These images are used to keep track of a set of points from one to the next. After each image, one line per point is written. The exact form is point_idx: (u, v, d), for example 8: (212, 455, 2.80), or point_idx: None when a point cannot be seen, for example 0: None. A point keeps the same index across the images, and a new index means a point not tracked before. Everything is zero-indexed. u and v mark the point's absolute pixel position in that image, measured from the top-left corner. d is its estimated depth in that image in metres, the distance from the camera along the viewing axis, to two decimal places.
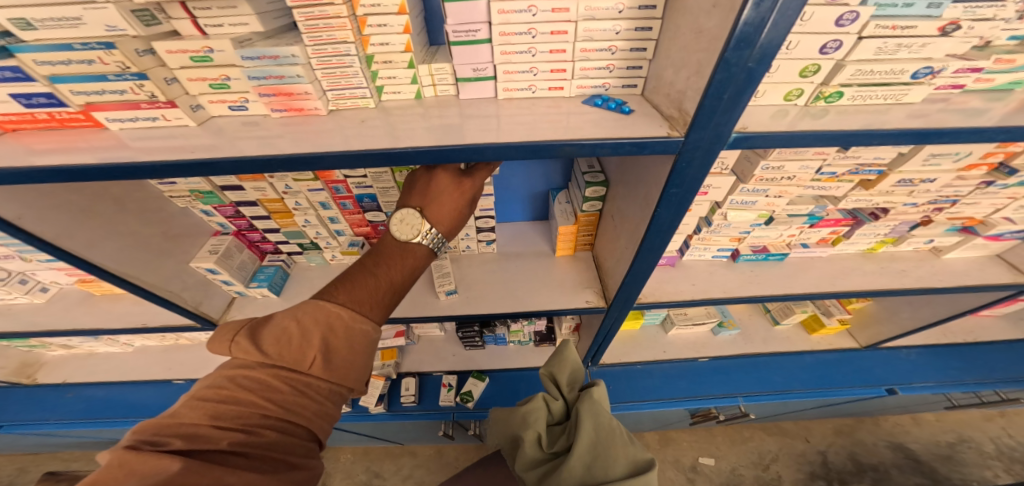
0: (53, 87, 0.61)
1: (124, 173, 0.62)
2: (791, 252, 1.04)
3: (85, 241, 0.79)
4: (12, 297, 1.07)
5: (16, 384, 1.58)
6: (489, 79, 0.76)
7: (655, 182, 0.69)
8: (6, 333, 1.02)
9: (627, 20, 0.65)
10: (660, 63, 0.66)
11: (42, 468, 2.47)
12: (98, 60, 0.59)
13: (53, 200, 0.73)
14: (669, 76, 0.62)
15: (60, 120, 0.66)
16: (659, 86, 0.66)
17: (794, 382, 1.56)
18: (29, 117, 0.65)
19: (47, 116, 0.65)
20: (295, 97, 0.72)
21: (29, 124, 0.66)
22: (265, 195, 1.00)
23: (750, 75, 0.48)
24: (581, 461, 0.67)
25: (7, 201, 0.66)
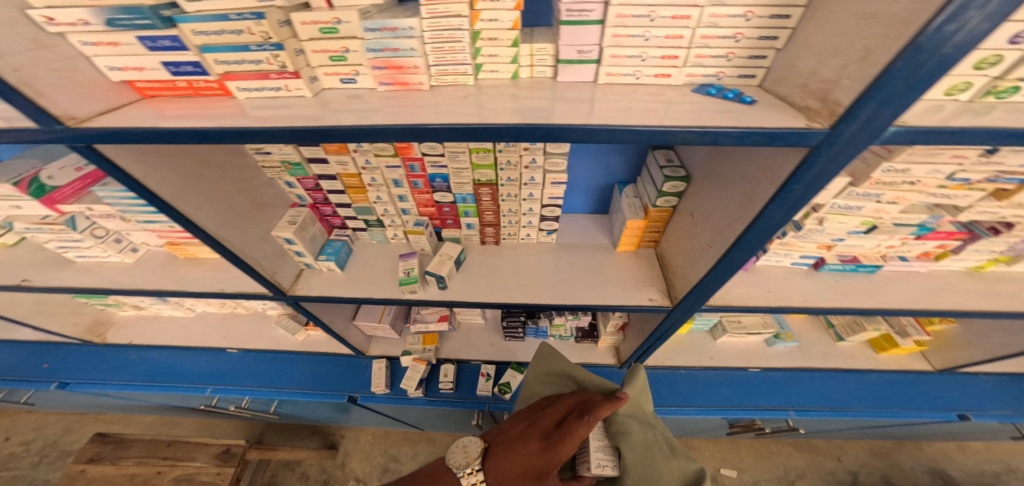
0: (202, 56, 0.64)
1: (245, 138, 0.64)
2: (886, 265, 0.97)
3: (193, 203, 0.81)
4: (106, 255, 1.11)
5: (88, 341, 1.67)
6: (592, 63, 0.73)
7: (770, 178, 0.63)
8: (95, 288, 1.07)
9: (761, 8, 0.58)
10: (798, 49, 0.57)
11: (87, 428, 2.62)
12: (246, 31, 0.61)
13: (167, 162, 0.76)
14: (809, 65, 0.55)
15: (196, 88, 0.68)
16: (794, 76, 0.59)
17: (851, 400, 1.49)
18: (170, 84, 0.67)
19: (186, 84, 0.67)
20: (403, 71, 0.75)
21: (168, 91, 0.68)
22: (345, 169, 1.04)
23: (942, 63, 0.40)
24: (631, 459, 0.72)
25: (134, 160, 0.68)
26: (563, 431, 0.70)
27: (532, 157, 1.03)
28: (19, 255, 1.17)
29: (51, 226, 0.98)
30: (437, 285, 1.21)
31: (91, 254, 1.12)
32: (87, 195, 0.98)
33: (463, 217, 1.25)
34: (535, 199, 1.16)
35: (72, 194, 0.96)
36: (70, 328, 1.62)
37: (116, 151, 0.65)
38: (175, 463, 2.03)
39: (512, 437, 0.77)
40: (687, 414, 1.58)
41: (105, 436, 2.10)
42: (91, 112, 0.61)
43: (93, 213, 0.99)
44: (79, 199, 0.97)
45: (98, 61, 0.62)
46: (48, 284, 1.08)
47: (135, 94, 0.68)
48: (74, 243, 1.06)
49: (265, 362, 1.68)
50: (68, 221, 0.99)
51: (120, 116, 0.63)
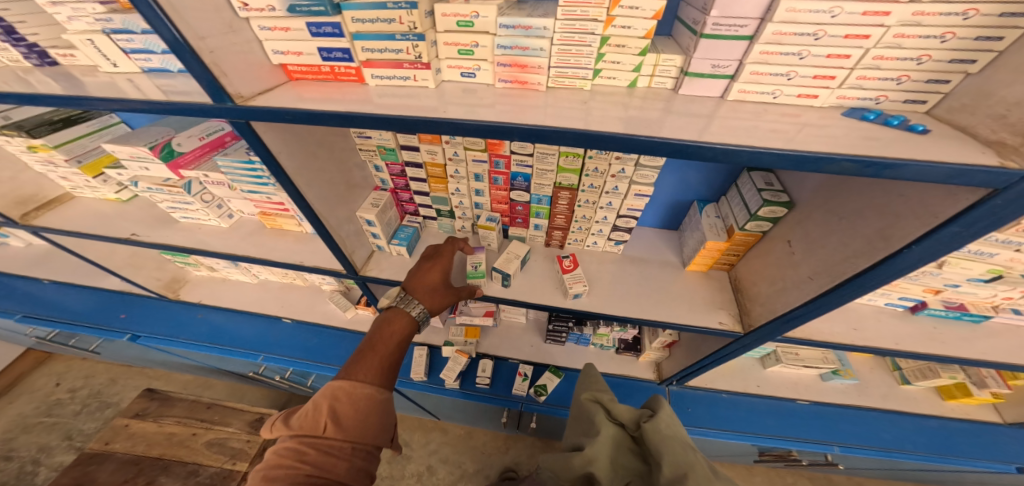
0: (353, 44, 0.70)
1: (389, 124, 0.69)
2: (994, 316, 0.92)
3: (304, 180, 0.88)
4: (207, 219, 1.22)
5: (161, 296, 1.76)
6: (725, 78, 0.70)
7: (922, 217, 0.60)
8: (192, 248, 1.16)
9: (967, 29, 0.54)
10: (1003, 74, 0.54)
11: (129, 382, 2.75)
12: (397, 19, 0.66)
13: (291, 136, 0.82)
14: (1016, 95, 0.53)
15: (336, 74, 0.76)
16: (986, 106, 0.56)
17: (905, 443, 1.43)
18: (316, 69, 0.75)
19: (330, 69, 0.75)
20: (526, 70, 0.76)
21: (311, 75, 0.76)
22: (433, 159, 1.05)
23: None
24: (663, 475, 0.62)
25: (272, 138, 0.76)
26: (438, 252, 1.12)
27: (621, 166, 1.01)
28: (130, 210, 1.34)
29: (171, 188, 1.09)
30: (501, 282, 1.21)
31: (194, 217, 1.22)
32: (204, 162, 1.09)
33: (534, 218, 1.24)
34: (612, 208, 1.14)
35: (193, 160, 1.07)
36: (153, 282, 1.70)
37: (263, 129, 0.74)
38: (210, 426, 2.10)
39: (414, 272, 1.09)
40: (726, 437, 1.54)
41: (153, 393, 2.22)
42: (253, 91, 0.70)
43: (208, 179, 1.11)
44: (198, 165, 1.08)
45: (268, 44, 0.71)
46: (152, 240, 1.20)
47: (283, 77, 0.76)
48: (184, 205, 1.16)
49: (313, 335, 1.74)
50: (185, 185, 1.08)
51: (274, 96, 0.71)
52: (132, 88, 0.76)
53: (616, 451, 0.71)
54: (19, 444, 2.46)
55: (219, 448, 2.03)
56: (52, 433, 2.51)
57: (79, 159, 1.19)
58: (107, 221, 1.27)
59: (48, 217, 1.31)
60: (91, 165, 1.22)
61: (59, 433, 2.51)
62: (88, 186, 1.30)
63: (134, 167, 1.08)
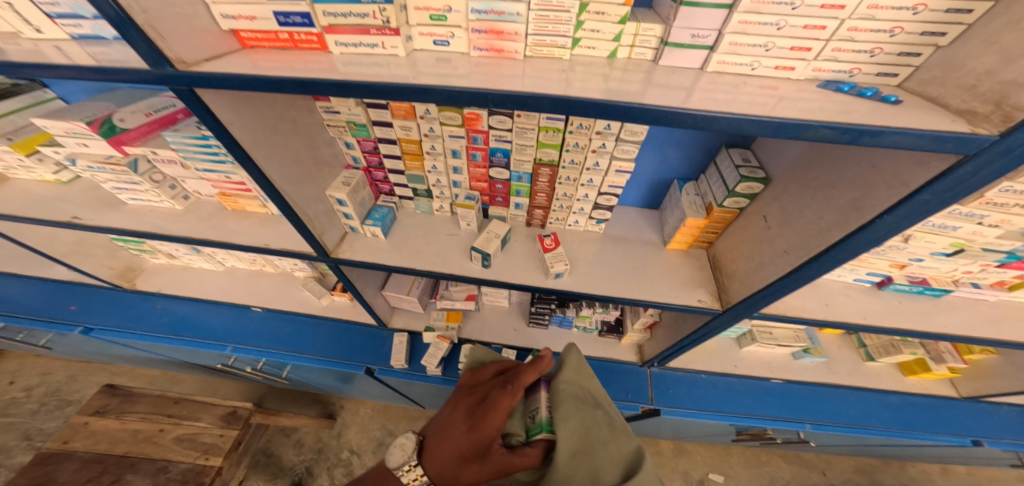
0: (313, 7, 0.65)
1: (355, 92, 0.64)
2: (955, 290, 0.96)
3: (264, 154, 0.82)
4: (159, 200, 1.13)
5: (118, 286, 1.66)
6: (704, 49, 0.68)
7: (893, 186, 0.60)
8: (147, 231, 1.08)
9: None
10: (975, 45, 0.55)
11: (91, 378, 2.60)
12: None
13: (247, 104, 0.76)
14: (986, 65, 0.53)
15: (296, 41, 0.70)
16: (956, 77, 0.56)
17: (870, 418, 1.50)
18: (273, 35, 0.69)
19: (287, 36, 0.69)
20: (502, 37, 0.72)
21: (268, 43, 0.71)
22: (408, 135, 1.01)
23: None
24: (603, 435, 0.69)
25: (223, 106, 0.70)
26: (487, 404, 0.76)
27: (602, 141, 0.99)
28: (73, 191, 1.23)
29: (113, 167, 0.99)
30: (481, 263, 1.18)
31: (145, 199, 1.13)
32: (151, 139, 1.01)
33: (514, 197, 1.22)
34: (593, 186, 1.13)
35: (138, 137, 0.99)
36: (103, 271, 1.61)
37: (211, 96, 0.67)
38: (179, 421, 2.01)
39: (445, 422, 0.83)
40: (705, 418, 1.58)
41: (116, 388, 2.10)
42: (199, 58, 0.64)
43: (157, 157, 1.02)
44: (144, 142, 1.00)
45: (216, 8, 0.65)
46: (100, 224, 1.11)
47: (236, 44, 0.71)
48: (130, 185, 1.07)
49: (286, 324, 1.67)
50: (130, 163, 1.00)
51: (224, 62, 0.65)
52: (60, 54, 0.68)
53: (587, 430, 0.69)
54: None
55: (190, 443, 1.95)
56: (6, 435, 2.36)
57: (9, 137, 1.07)
58: (47, 204, 1.16)
59: None
60: (24, 142, 1.08)
61: (15, 434, 2.37)
62: (22, 167, 1.17)
63: (71, 144, 0.99)
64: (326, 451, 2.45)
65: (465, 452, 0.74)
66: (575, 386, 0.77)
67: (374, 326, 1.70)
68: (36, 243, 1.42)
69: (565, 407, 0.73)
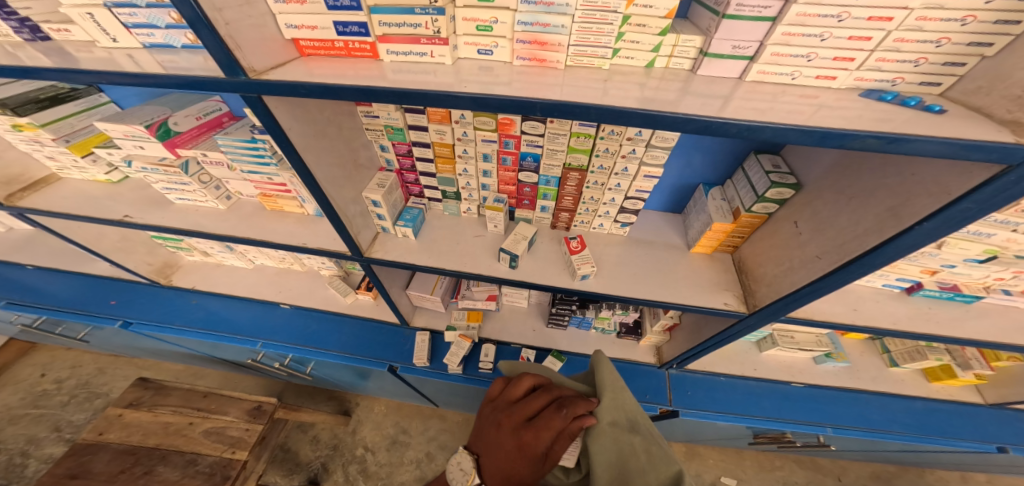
0: (370, 17, 0.68)
1: (410, 100, 0.68)
2: (986, 296, 0.96)
3: (314, 157, 0.86)
4: (203, 200, 1.18)
5: (154, 282, 1.73)
6: (745, 59, 0.71)
7: (933, 194, 0.62)
8: (192, 230, 1.13)
9: (988, 12, 0.55)
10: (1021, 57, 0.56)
11: (119, 371, 2.69)
12: None
13: (302, 112, 0.80)
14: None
15: (350, 49, 0.73)
16: (1003, 88, 0.58)
17: (892, 424, 1.50)
18: (329, 44, 0.72)
19: (342, 45, 0.72)
20: (545, 48, 0.75)
21: (324, 51, 0.73)
22: (442, 139, 1.04)
23: None
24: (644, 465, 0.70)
25: (281, 111, 0.73)
26: (536, 423, 0.79)
27: (632, 146, 1.02)
28: (119, 192, 1.28)
29: (167, 168, 1.05)
30: (508, 263, 1.21)
31: (190, 199, 1.19)
32: (201, 142, 1.07)
33: (541, 199, 1.25)
34: (620, 190, 1.16)
35: (190, 140, 1.05)
36: (143, 267, 1.66)
37: (272, 102, 0.71)
38: (207, 415, 2.07)
39: (493, 442, 0.85)
40: (724, 421, 1.59)
41: (147, 381, 2.17)
42: (267, 66, 0.67)
43: (206, 159, 1.07)
44: (195, 145, 1.05)
45: (281, 18, 0.68)
46: (146, 222, 1.16)
47: (295, 52, 0.73)
48: (180, 186, 1.12)
49: (313, 321, 1.72)
50: (182, 164, 1.04)
51: (287, 71, 0.68)
52: (129, 63, 0.72)
53: (625, 459, 0.72)
54: (7, 436, 2.39)
55: (217, 437, 2.01)
56: (39, 425, 2.45)
57: (68, 138, 1.15)
58: (96, 203, 1.22)
59: (34, 198, 1.26)
60: (80, 144, 1.17)
61: (46, 425, 2.45)
62: (76, 167, 1.24)
63: (128, 145, 1.05)
64: (342, 447, 2.49)
65: (519, 470, 0.79)
66: (614, 412, 0.78)
67: (397, 324, 1.75)
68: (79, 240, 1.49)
69: (604, 437, 0.74)
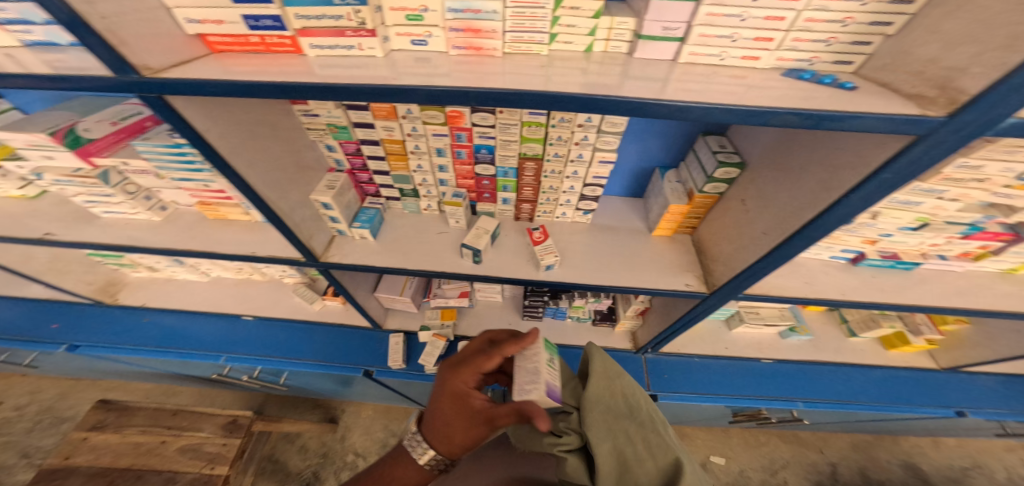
0: (283, 10, 0.64)
1: (335, 95, 0.65)
2: (924, 263, 1.00)
3: (245, 161, 0.82)
4: (133, 212, 1.12)
5: (98, 302, 1.66)
6: (675, 41, 0.71)
7: (855, 166, 0.64)
8: (129, 245, 1.08)
9: None
10: (918, 33, 0.57)
11: (84, 394, 2.57)
12: None
13: (224, 113, 0.75)
14: (930, 52, 0.55)
15: (267, 44, 0.69)
16: (906, 63, 0.59)
17: (859, 395, 1.56)
18: (242, 39, 0.68)
19: (258, 39, 0.68)
20: (480, 35, 0.72)
21: (239, 47, 0.70)
22: (391, 135, 1.01)
23: None
24: (644, 453, 0.67)
25: (196, 113, 0.69)
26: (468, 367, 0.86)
27: (584, 133, 1.01)
28: (47, 208, 1.20)
29: (83, 179, 0.99)
30: (472, 259, 1.20)
31: (120, 212, 1.13)
32: (120, 150, 1.00)
33: (501, 192, 1.24)
34: (578, 178, 1.16)
35: (106, 147, 0.98)
36: (82, 287, 1.59)
37: (184, 104, 0.66)
38: (180, 432, 2.00)
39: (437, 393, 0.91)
40: (699, 401, 1.63)
41: (108, 403, 2.05)
42: (167, 64, 0.62)
43: (127, 168, 1.02)
44: (114, 152, 0.99)
45: (179, 12, 0.64)
46: (77, 239, 1.10)
47: (204, 48, 0.70)
48: (104, 197, 1.06)
49: (281, 331, 1.67)
50: (100, 175, 1.00)
51: (190, 69, 0.63)
52: (14, 65, 0.66)
53: (623, 446, 0.68)
54: None
55: (194, 454, 1.95)
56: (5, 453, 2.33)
57: None
58: (16, 221, 1.14)
59: None
60: None
61: (12, 453, 2.34)
62: None
63: (36, 157, 0.98)
64: (332, 455, 2.45)
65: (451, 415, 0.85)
66: (611, 399, 0.75)
67: (369, 328, 1.71)
68: (10, 261, 1.39)
69: (600, 425, 0.71)
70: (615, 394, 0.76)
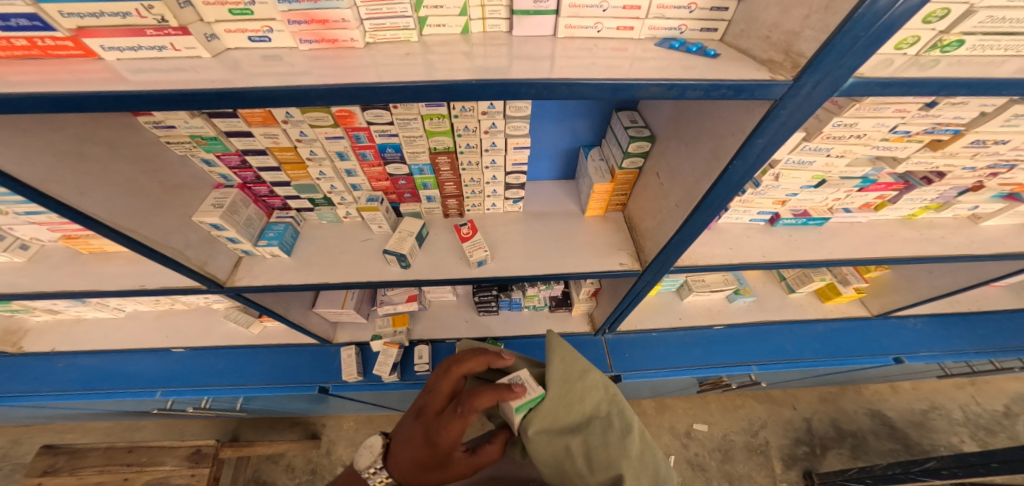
0: (39, 8, 0.51)
1: (140, 105, 0.54)
2: (831, 217, 1.02)
3: (73, 188, 0.71)
4: None
5: (0, 352, 1.50)
6: (550, 15, 0.65)
7: (734, 133, 0.62)
8: None
9: None
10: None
11: (36, 439, 2.39)
12: None
13: (22, 135, 0.64)
14: (771, 17, 0.52)
15: (42, 47, 0.56)
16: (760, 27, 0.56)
17: (803, 351, 1.62)
18: (3, 43, 0.54)
19: (26, 43, 0.55)
20: (329, 26, 0.63)
21: (5, 52, 0.55)
22: (276, 143, 0.91)
23: (888, 25, 0.41)
24: (597, 460, 0.70)
25: None
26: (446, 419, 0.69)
27: (491, 120, 0.94)
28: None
29: None
30: (399, 264, 1.13)
31: None
32: None
33: (423, 190, 1.17)
34: (498, 167, 1.10)
35: None
36: None
37: None
38: (142, 468, 1.88)
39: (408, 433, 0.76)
40: (660, 375, 1.65)
41: (53, 447, 1.91)
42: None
43: None
44: None
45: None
46: None
47: None
48: None
49: (220, 359, 1.58)
50: None
51: None
52: None
53: (576, 451, 0.72)
54: None
55: None
56: None
57: None
58: None
59: None
60: None
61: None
62: None
63: None
64: (320, 470, 2.39)
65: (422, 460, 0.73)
66: (570, 402, 0.76)
67: (319, 344, 1.64)
68: None
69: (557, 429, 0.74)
70: (575, 397, 0.76)
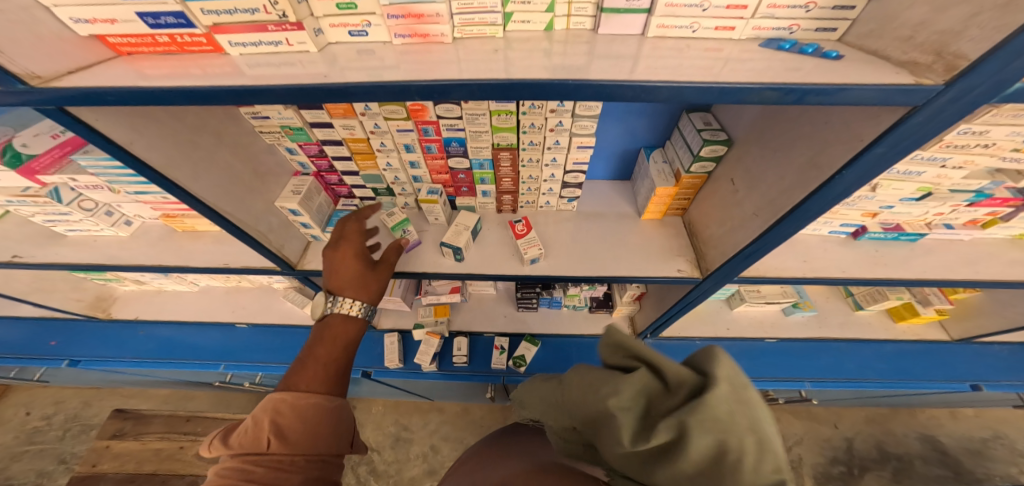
0: (185, 5, 0.55)
1: (254, 99, 0.57)
2: (929, 233, 0.94)
3: (185, 172, 0.77)
4: (98, 229, 1.10)
5: (92, 317, 1.67)
6: (642, 13, 0.63)
7: (848, 141, 0.58)
8: (100, 263, 1.07)
9: None
10: None
11: (106, 402, 2.64)
12: None
13: (151, 122, 0.70)
14: (920, 15, 0.49)
15: (180, 43, 0.60)
16: (894, 28, 0.52)
17: (867, 371, 1.52)
18: (149, 39, 0.59)
19: (168, 39, 0.59)
20: (422, 21, 0.64)
21: (147, 47, 0.60)
22: (353, 134, 0.95)
23: None
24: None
25: (116, 124, 0.63)
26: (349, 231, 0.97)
27: (558, 119, 0.93)
28: (7, 230, 1.15)
29: (34, 198, 0.98)
30: (453, 257, 1.16)
31: (83, 228, 1.11)
32: (67, 165, 0.94)
33: (479, 185, 1.18)
34: (558, 165, 1.09)
35: (51, 164, 0.92)
36: (72, 304, 1.59)
37: (97, 115, 0.60)
38: (195, 437, 2.05)
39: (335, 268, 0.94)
40: None
41: (123, 412, 2.08)
42: (59, 71, 0.55)
43: (77, 184, 0.98)
44: (60, 169, 0.94)
45: (60, 12, 0.54)
46: (45, 260, 1.09)
47: (110, 51, 0.61)
48: (62, 217, 1.05)
49: (275, 337, 1.67)
50: (52, 193, 0.98)
51: (95, 75, 0.57)
52: None
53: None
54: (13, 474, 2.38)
55: None
56: (45, 459, 2.43)
57: None
58: None
59: None
60: None
61: (52, 458, 2.44)
62: None
63: None
64: None
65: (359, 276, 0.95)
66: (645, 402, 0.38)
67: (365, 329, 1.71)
68: None
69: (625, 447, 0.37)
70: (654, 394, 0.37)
